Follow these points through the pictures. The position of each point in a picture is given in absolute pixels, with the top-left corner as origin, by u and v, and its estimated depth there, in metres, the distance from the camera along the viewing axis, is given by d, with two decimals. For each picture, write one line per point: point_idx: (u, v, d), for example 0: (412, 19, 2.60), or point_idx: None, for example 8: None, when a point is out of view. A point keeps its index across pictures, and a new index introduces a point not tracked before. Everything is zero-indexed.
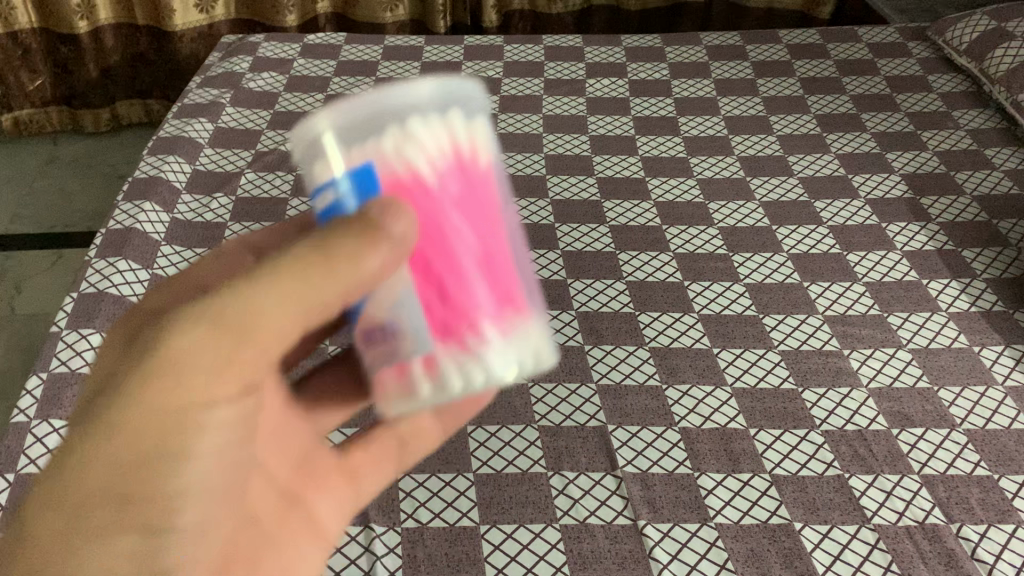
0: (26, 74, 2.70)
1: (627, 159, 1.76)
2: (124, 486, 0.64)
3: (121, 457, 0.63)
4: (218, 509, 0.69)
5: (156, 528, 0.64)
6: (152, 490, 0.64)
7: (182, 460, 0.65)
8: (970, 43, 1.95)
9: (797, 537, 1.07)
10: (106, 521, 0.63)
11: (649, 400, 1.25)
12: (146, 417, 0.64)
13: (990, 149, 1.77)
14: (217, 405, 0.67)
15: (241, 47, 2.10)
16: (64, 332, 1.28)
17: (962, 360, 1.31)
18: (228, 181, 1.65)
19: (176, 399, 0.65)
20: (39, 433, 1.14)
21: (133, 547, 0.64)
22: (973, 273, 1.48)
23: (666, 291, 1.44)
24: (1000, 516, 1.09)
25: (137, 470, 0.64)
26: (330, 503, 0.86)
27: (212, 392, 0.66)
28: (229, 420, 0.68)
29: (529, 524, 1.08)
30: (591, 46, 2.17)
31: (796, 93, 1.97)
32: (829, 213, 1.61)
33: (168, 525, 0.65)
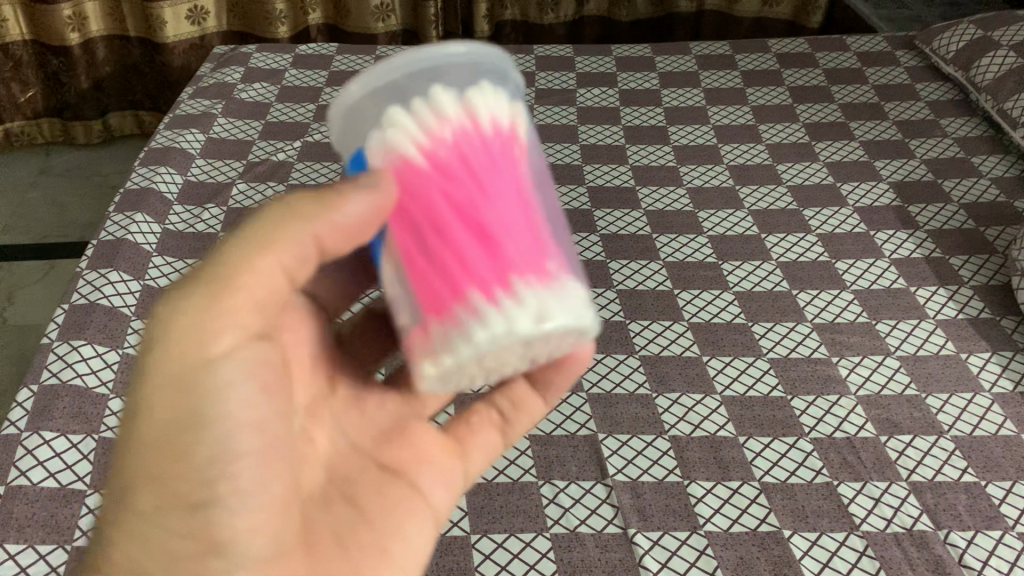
0: (17, 86, 2.70)
1: (617, 168, 1.77)
2: (160, 464, 0.68)
3: (149, 435, 0.68)
4: (273, 473, 0.71)
5: (198, 500, 0.68)
6: (188, 462, 0.67)
7: (203, 424, 0.67)
8: (956, 52, 1.97)
9: (787, 544, 1.07)
10: (157, 501, 0.68)
11: (639, 409, 1.25)
12: (161, 390, 0.68)
13: (977, 157, 1.78)
14: (223, 359, 0.68)
15: (232, 58, 2.11)
16: (55, 344, 1.29)
17: (949, 367, 1.32)
18: (220, 192, 1.65)
19: (179, 357, 0.67)
20: (29, 446, 1.14)
21: (188, 525, 0.68)
22: (960, 281, 1.49)
23: (657, 299, 1.45)
24: (987, 523, 1.10)
25: (168, 446, 0.67)
26: (434, 475, 0.87)
27: (212, 349, 0.68)
28: (246, 372, 0.70)
29: (520, 534, 1.09)
30: (581, 55, 2.18)
31: (785, 102, 1.99)
32: (818, 221, 1.62)
33: (214, 497, 0.68)
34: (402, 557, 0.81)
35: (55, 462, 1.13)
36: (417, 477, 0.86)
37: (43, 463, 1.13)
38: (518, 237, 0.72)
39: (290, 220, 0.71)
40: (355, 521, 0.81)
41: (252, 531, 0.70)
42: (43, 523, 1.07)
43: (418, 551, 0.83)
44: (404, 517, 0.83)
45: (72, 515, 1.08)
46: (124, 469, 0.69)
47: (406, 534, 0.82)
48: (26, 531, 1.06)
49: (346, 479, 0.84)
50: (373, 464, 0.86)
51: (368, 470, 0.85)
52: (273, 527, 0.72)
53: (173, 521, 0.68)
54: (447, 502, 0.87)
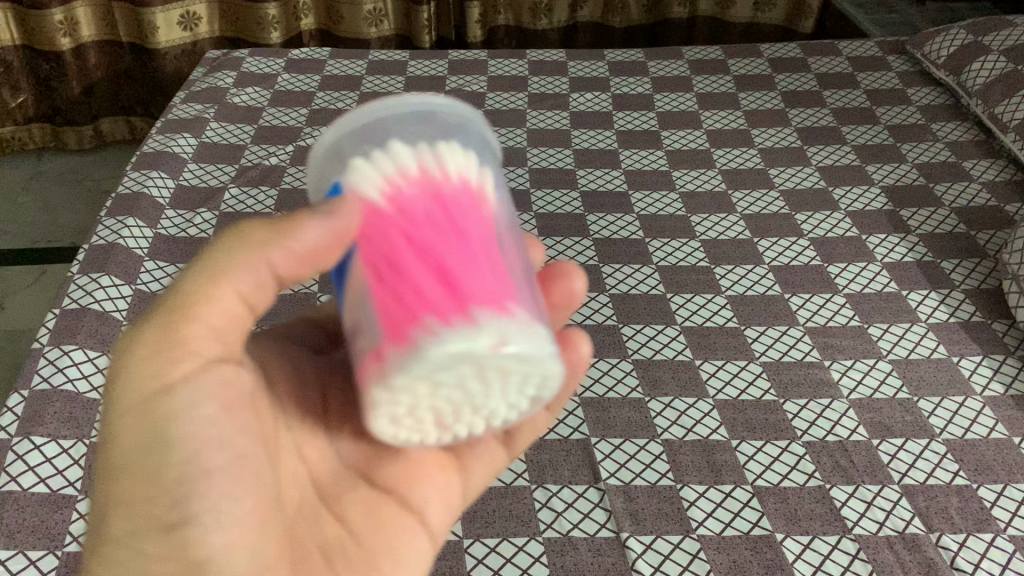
0: (8, 91, 2.70)
1: (610, 173, 1.78)
2: (135, 487, 0.68)
3: (126, 461, 0.69)
4: (247, 491, 0.70)
5: (174, 521, 0.68)
6: (161, 485, 0.68)
7: (167, 448, 0.68)
8: (947, 57, 1.98)
9: (779, 547, 1.07)
10: (134, 523, 0.69)
11: (631, 412, 1.25)
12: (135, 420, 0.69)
13: (968, 161, 1.79)
14: (183, 385, 0.70)
15: (225, 62, 2.10)
16: (46, 348, 1.28)
17: (941, 371, 1.32)
18: (212, 197, 1.65)
19: (145, 382, 0.70)
20: (19, 451, 1.14)
21: (161, 546, 0.68)
22: (952, 284, 1.49)
23: (649, 303, 1.45)
24: (979, 525, 1.10)
25: (141, 469, 0.68)
26: (433, 492, 0.86)
27: (184, 377, 0.70)
28: (206, 393, 0.70)
29: (512, 538, 1.08)
30: (574, 60, 2.18)
31: (776, 107, 1.99)
32: (810, 225, 1.63)
33: (191, 518, 0.67)
34: None
35: (46, 467, 1.13)
36: (411, 495, 0.85)
37: (33, 469, 1.12)
38: (452, 250, 0.68)
39: (242, 253, 0.74)
40: (342, 541, 0.82)
41: (233, 549, 0.69)
42: (33, 528, 1.06)
43: (410, 568, 0.83)
44: (394, 535, 0.83)
45: (63, 520, 1.08)
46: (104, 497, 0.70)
47: (397, 553, 0.83)
48: (16, 537, 1.05)
49: (337, 498, 0.84)
50: (365, 482, 0.86)
51: (360, 488, 0.85)
52: (257, 547, 0.70)
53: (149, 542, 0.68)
54: (444, 519, 0.87)
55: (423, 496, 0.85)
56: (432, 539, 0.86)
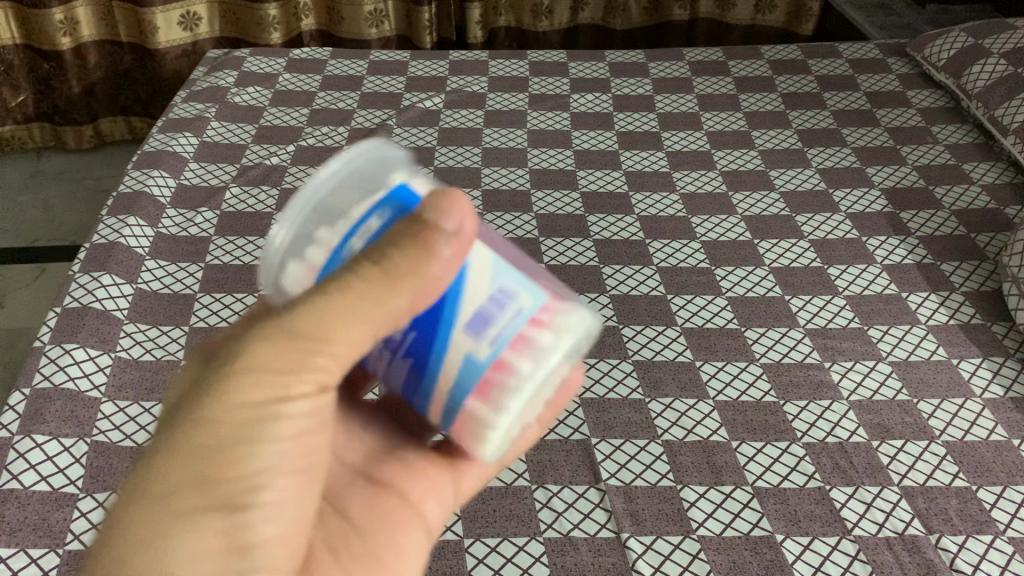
0: (9, 91, 2.69)
1: (611, 174, 1.78)
2: (206, 470, 0.62)
3: (196, 448, 0.62)
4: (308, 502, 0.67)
5: (238, 507, 0.62)
6: (234, 476, 0.62)
7: (257, 449, 0.63)
8: (947, 59, 1.99)
9: (779, 548, 1.08)
10: (197, 506, 0.62)
11: (632, 413, 1.25)
12: (226, 415, 0.63)
13: (968, 164, 1.80)
14: (294, 393, 0.64)
15: (225, 62, 2.10)
16: (47, 347, 1.28)
17: (940, 373, 1.33)
18: (213, 196, 1.65)
19: (254, 378, 0.63)
20: (21, 449, 1.14)
21: (217, 536, 0.62)
22: (951, 286, 1.50)
23: (650, 304, 1.45)
24: (978, 526, 1.10)
25: (219, 459, 0.62)
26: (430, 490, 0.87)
27: (289, 383, 0.64)
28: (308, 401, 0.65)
29: (513, 538, 1.09)
30: (575, 61, 2.19)
31: (777, 109, 2.00)
32: (810, 227, 1.63)
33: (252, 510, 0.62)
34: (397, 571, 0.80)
35: (47, 465, 1.13)
36: (409, 490, 0.86)
37: (35, 467, 1.12)
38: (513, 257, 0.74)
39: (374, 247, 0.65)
40: (349, 536, 0.80)
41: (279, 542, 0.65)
42: (34, 526, 1.06)
43: (410, 562, 0.82)
44: (396, 528, 0.83)
45: (64, 519, 1.08)
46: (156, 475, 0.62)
47: (399, 546, 0.82)
48: (17, 535, 1.05)
49: (339, 496, 0.84)
50: (363, 478, 0.86)
51: (363, 487, 0.85)
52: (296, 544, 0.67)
53: (209, 528, 0.62)
54: (440, 517, 0.88)
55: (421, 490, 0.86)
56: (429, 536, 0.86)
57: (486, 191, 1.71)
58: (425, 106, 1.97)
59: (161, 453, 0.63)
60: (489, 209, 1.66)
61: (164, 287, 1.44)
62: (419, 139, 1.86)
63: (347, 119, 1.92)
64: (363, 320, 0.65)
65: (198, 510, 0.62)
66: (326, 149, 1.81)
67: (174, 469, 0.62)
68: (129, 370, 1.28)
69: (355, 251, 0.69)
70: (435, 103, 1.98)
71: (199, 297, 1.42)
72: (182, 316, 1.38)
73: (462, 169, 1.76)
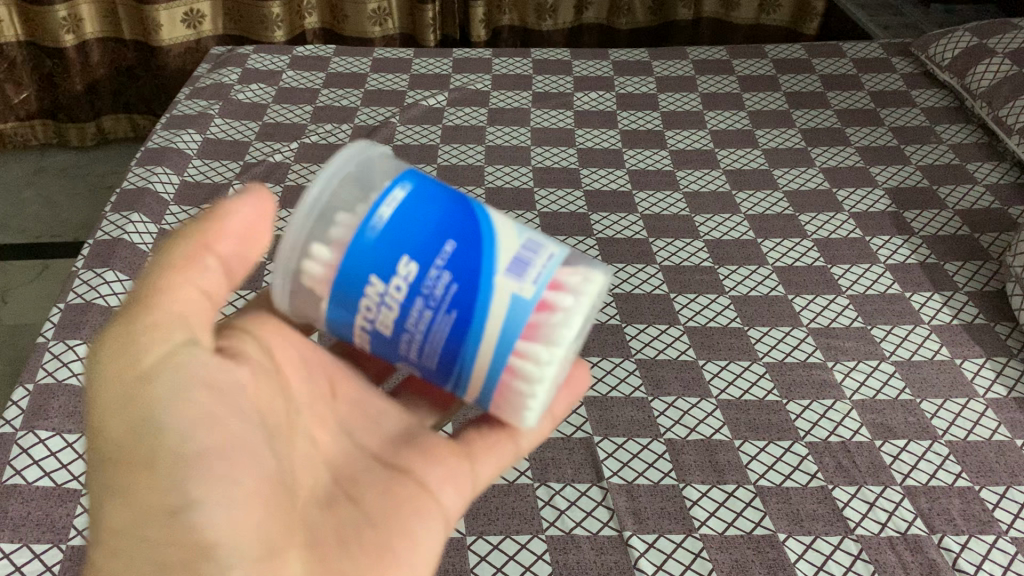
0: (12, 87, 2.69)
1: (614, 172, 1.78)
2: (129, 481, 0.69)
3: (117, 459, 0.70)
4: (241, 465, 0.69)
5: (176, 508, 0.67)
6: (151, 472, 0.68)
7: (156, 433, 0.68)
8: (952, 59, 1.98)
9: (781, 547, 1.07)
10: (133, 513, 0.68)
11: (634, 412, 1.25)
12: (118, 421, 0.70)
13: (972, 164, 1.79)
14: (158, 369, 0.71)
15: (229, 59, 2.10)
16: (51, 343, 1.28)
17: (944, 373, 1.32)
18: (216, 193, 1.65)
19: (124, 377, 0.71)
20: (24, 445, 1.14)
21: (167, 533, 0.67)
22: (955, 286, 1.49)
23: (652, 303, 1.45)
24: (981, 527, 1.10)
25: (134, 457, 0.69)
26: (443, 475, 0.87)
27: (148, 358, 0.71)
28: (184, 376, 0.71)
29: (516, 535, 1.09)
30: (579, 60, 2.18)
31: (781, 108, 1.99)
32: (813, 226, 1.63)
33: (192, 503, 0.66)
34: (407, 560, 0.80)
35: (50, 461, 1.13)
36: (425, 475, 0.87)
37: (38, 462, 1.13)
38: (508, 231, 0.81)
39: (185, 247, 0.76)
40: (359, 522, 0.81)
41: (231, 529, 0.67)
42: (37, 522, 1.06)
43: (427, 549, 0.82)
44: (410, 516, 0.83)
45: (67, 514, 1.08)
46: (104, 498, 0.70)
47: (414, 534, 0.82)
48: (20, 530, 1.05)
49: (353, 484, 0.85)
50: (381, 465, 0.88)
51: (380, 472, 0.87)
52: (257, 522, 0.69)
53: (155, 535, 0.67)
54: (459, 502, 0.87)
55: (436, 476, 0.86)
56: (448, 522, 0.86)
57: (489, 189, 1.71)
58: (429, 103, 1.97)
59: (99, 478, 0.71)
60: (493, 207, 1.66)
61: None
62: (422, 137, 1.86)
63: (350, 117, 1.92)
64: (189, 288, 0.75)
65: (137, 520, 0.68)
66: (329, 147, 1.81)
67: (110, 486, 0.70)
68: None
69: (383, 219, 0.73)
70: (439, 101, 1.98)
71: None
72: None
73: (466, 167, 1.76)
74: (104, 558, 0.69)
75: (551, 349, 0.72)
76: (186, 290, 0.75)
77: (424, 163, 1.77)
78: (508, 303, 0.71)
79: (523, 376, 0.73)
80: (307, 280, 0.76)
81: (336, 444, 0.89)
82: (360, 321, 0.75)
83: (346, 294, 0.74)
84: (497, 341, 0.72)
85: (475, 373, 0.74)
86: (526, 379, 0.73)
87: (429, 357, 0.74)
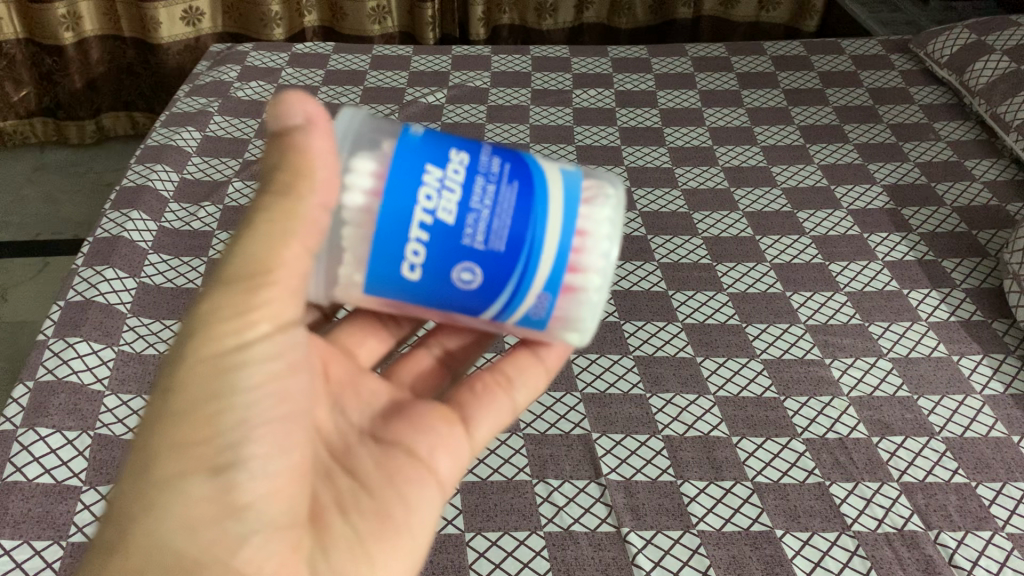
0: (11, 85, 2.70)
1: (612, 169, 1.78)
2: (186, 435, 0.69)
3: (176, 410, 0.69)
4: (290, 446, 0.73)
5: (221, 468, 0.69)
6: (212, 432, 0.70)
7: (227, 398, 0.70)
8: (950, 55, 1.98)
9: (778, 543, 1.08)
10: (179, 465, 0.69)
11: (632, 408, 1.26)
12: (191, 374, 0.70)
13: (970, 161, 1.79)
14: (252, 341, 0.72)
15: (229, 57, 2.11)
16: (51, 340, 1.29)
17: (941, 369, 1.33)
18: (216, 190, 1.66)
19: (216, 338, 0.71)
20: (24, 442, 1.14)
21: (205, 492, 0.69)
22: (953, 283, 1.50)
23: (651, 300, 1.45)
24: (977, 523, 1.11)
25: (196, 413, 0.69)
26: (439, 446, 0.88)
27: (244, 330, 0.72)
28: (269, 352, 0.73)
29: (514, 532, 1.09)
30: (578, 57, 2.19)
31: (780, 105, 2.00)
32: (811, 223, 1.63)
33: (239, 466, 0.70)
34: (406, 529, 0.82)
35: (50, 458, 1.14)
36: (415, 445, 0.87)
37: (38, 459, 1.13)
38: None
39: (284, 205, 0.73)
40: (358, 493, 0.82)
41: (269, 497, 0.71)
42: (38, 519, 1.07)
43: (423, 520, 0.84)
44: (407, 485, 0.84)
45: (68, 511, 1.08)
46: (145, 441, 0.69)
47: (411, 503, 0.83)
48: (21, 527, 1.06)
49: (347, 456, 0.86)
50: (371, 439, 0.89)
51: (370, 446, 0.88)
52: (292, 495, 0.74)
53: (192, 489, 0.69)
54: (453, 471, 0.88)
55: (428, 446, 0.87)
56: (442, 490, 0.87)
57: None
58: (428, 101, 1.97)
59: (146, 425, 0.70)
60: None
61: (168, 281, 1.44)
62: None
63: None
64: (298, 249, 0.74)
65: (180, 470, 0.69)
66: None
67: (160, 435, 0.69)
68: (132, 364, 1.29)
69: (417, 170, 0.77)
70: (438, 98, 1.99)
71: None
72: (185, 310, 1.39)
73: None
74: (122, 501, 0.68)
75: (607, 200, 0.83)
76: (295, 254, 0.74)
77: None
78: (560, 174, 0.81)
79: (592, 226, 0.81)
80: (348, 202, 0.78)
81: (330, 419, 0.90)
82: (420, 213, 0.75)
83: (404, 186, 0.76)
84: (563, 210, 0.79)
85: (545, 245, 0.78)
86: (596, 227, 0.81)
87: (498, 237, 0.77)
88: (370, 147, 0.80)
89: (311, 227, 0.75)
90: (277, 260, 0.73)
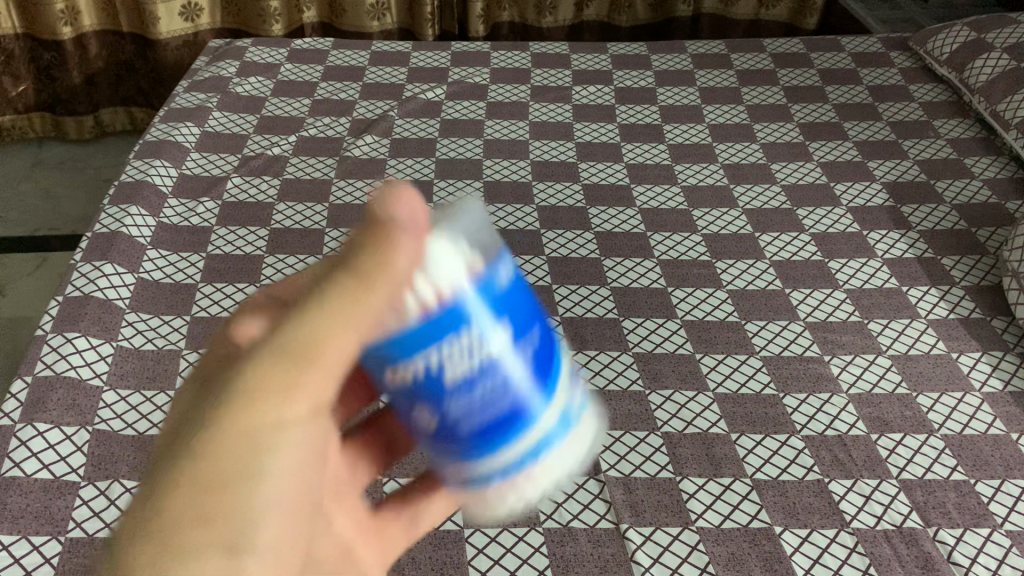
0: (9, 80, 2.69)
1: (612, 166, 1.78)
2: (207, 508, 0.52)
3: (196, 483, 0.52)
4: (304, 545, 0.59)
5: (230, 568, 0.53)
6: (233, 517, 0.53)
7: (257, 482, 0.54)
8: (950, 53, 1.98)
9: (777, 540, 1.08)
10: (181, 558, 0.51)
11: (632, 405, 1.26)
12: (221, 445, 0.53)
13: (969, 158, 1.79)
14: (293, 422, 0.56)
15: (228, 52, 2.10)
16: (49, 335, 1.28)
17: (940, 366, 1.33)
18: (214, 186, 1.65)
19: (251, 409, 0.54)
20: (22, 437, 1.14)
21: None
22: (952, 281, 1.50)
23: (650, 297, 1.45)
24: (976, 520, 1.11)
25: (219, 496, 0.53)
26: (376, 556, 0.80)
27: (288, 406, 0.55)
28: (306, 434, 0.57)
29: (513, 528, 1.09)
30: (577, 53, 2.18)
31: (779, 102, 1.99)
32: (811, 220, 1.63)
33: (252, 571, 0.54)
34: None
35: (49, 453, 1.13)
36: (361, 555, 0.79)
37: (37, 455, 1.13)
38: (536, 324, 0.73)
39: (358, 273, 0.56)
40: None
41: None
42: (36, 514, 1.07)
43: None
44: None
45: (66, 506, 1.08)
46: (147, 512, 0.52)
47: None
48: (20, 522, 1.06)
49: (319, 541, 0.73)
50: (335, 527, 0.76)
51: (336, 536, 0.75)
52: None
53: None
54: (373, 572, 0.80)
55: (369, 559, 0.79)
56: None
57: (488, 183, 1.71)
58: (427, 97, 1.97)
59: (149, 492, 0.52)
60: (492, 201, 1.67)
61: (167, 277, 1.44)
62: (420, 131, 1.87)
63: (349, 110, 1.92)
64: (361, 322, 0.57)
65: (190, 555, 0.51)
66: (327, 140, 1.81)
67: (171, 503, 0.52)
68: (131, 359, 1.29)
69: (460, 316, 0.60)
70: (437, 95, 1.98)
71: (200, 286, 1.43)
72: (183, 306, 1.39)
73: (463, 161, 1.77)
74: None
75: (583, 446, 0.71)
76: (354, 334, 0.57)
77: (423, 157, 1.78)
78: (563, 407, 0.67)
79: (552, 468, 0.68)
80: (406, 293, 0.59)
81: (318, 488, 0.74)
82: (426, 357, 0.59)
83: (438, 325, 0.59)
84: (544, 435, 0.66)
85: (526, 441, 0.64)
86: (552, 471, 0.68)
87: (483, 418, 0.62)
88: (466, 243, 0.62)
89: (376, 321, 0.58)
90: (332, 333, 0.55)
